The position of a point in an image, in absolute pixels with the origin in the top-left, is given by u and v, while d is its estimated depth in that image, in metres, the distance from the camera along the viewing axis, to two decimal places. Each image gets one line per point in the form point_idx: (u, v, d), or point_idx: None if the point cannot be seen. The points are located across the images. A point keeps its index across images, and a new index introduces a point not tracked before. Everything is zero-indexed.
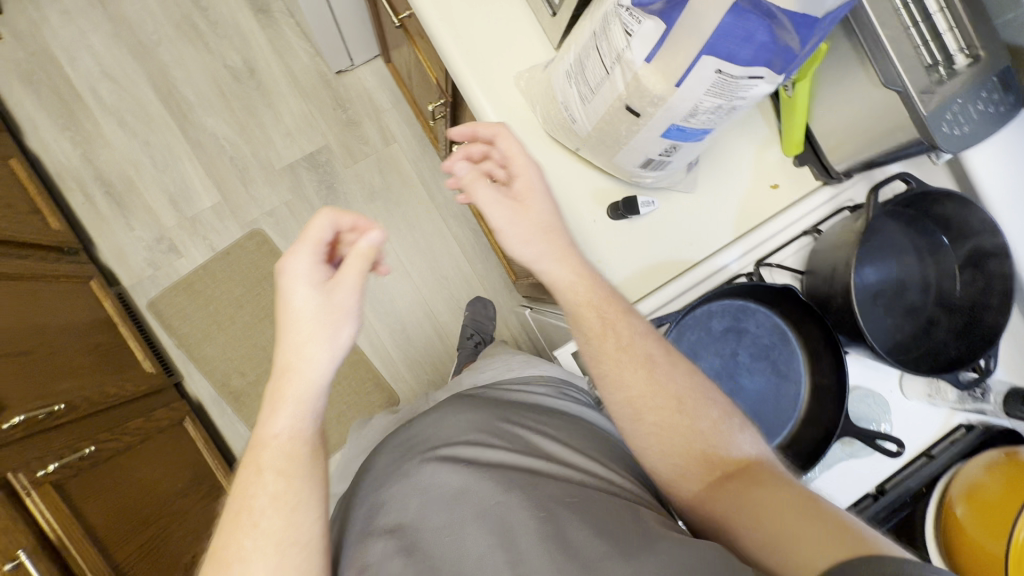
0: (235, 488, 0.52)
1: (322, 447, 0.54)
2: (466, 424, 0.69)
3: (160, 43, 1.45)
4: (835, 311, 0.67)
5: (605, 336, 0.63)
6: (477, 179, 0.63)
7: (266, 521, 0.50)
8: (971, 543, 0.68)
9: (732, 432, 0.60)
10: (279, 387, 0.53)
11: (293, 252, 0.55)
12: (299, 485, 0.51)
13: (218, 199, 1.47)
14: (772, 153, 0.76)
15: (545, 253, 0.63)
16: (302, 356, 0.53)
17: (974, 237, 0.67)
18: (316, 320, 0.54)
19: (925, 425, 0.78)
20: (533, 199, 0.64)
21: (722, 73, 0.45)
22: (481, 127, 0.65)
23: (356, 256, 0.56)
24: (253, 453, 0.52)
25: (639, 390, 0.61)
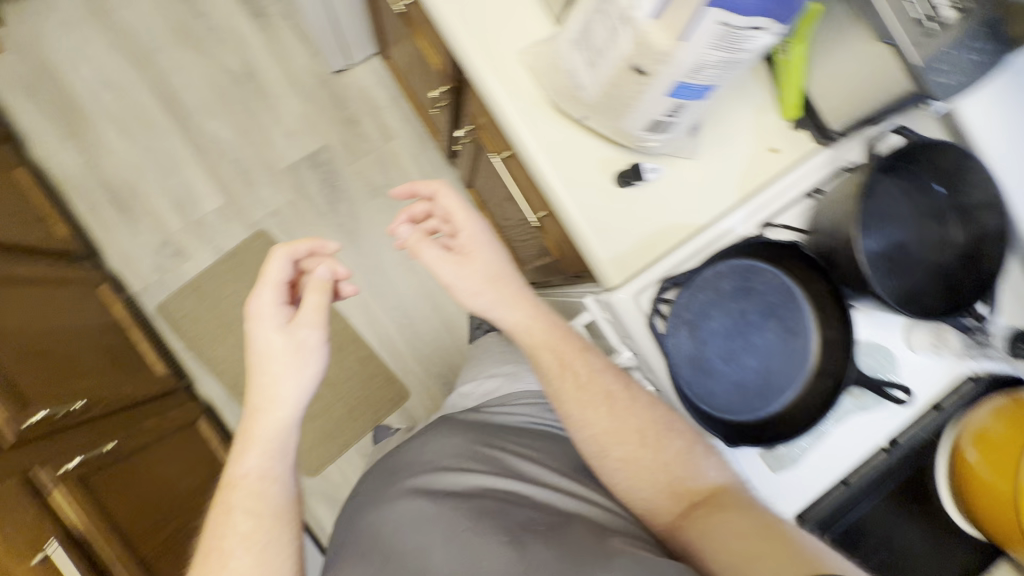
0: (210, 527, 0.64)
1: (285, 481, 0.67)
2: (450, 449, 0.77)
3: (159, 50, 1.47)
4: (840, 264, 0.69)
5: (563, 375, 0.74)
6: (422, 241, 0.76)
7: (238, 555, 0.61)
8: (981, 485, 0.71)
9: (701, 461, 0.70)
10: (252, 429, 0.67)
11: (256, 294, 0.69)
12: (265, 516, 0.63)
13: (222, 202, 1.48)
14: (771, 117, 0.79)
15: (496, 299, 0.76)
16: (271, 396, 0.67)
17: (970, 187, 0.70)
18: (284, 357, 0.67)
19: (932, 377, 0.80)
20: (477, 252, 0.76)
21: (726, 25, 0.48)
22: (419, 186, 0.77)
23: (315, 289, 0.70)
24: (225, 493, 0.65)
25: (603, 427, 0.72)
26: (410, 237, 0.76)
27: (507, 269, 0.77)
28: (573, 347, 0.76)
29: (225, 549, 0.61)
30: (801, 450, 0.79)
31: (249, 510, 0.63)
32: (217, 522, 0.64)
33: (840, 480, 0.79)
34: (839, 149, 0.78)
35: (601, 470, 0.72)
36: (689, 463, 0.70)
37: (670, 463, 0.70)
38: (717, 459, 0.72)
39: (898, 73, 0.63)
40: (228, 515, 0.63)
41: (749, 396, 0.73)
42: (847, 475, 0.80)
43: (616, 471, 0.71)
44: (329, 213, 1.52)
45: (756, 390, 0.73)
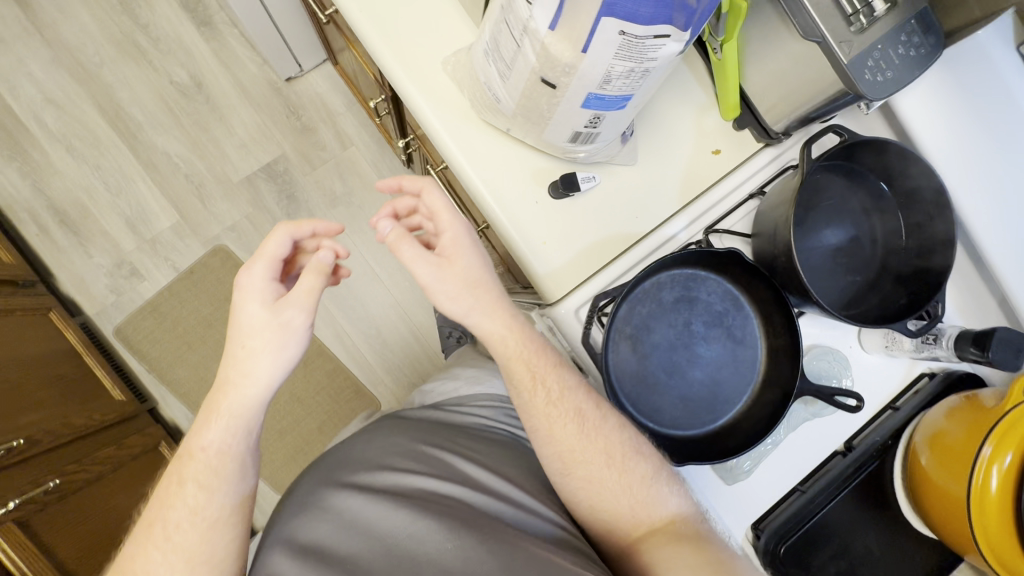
0: (155, 497, 0.60)
1: (242, 460, 0.62)
2: (391, 445, 0.73)
3: (101, 63, 1.41)
4: (781, 271, 0.67)
5: (535, 389, 0.66)
6: (404, 237, 0.61)
7: (180, 529, 0.58)
8: (936, 489, 0.70)
9: (660, 488, 0.66)
10: (216, 401, 0.61)
11: (247, 267, 0.62)
12: (216, 492, 0.60)
13: (176, 218, 1.44)
14: (711, 118, 0.76)
15: (476, 307, 0.64)
16: (242, 371, 0.60)
17: (914, 184, 0.67)
18: (263, 330, 0.60)
19: (886, 379, 0.79)
20: (460, 253, 0.63)
21: (626, 35, 0.45)
22: (407, 180, 0.67)
23: (312, 270, 0.63)
24: (180, 461, 0.60)
25: (568, 444, 0.66)
26: (391, 232, 0.61)
27: (490, 274, 0.65)
28: (552, 361, 0.67)
29: (169, 520, 0.59)
30: (753, 460, 0.78)
31: (199, 484, 0.59)
32: (165, 490, 0.60)
33: (795, 486, 0.78)
34: (781, 148, 0.75)
35: (562, 487, 0.67)
36: (651, 489, 0.66)
37: (630, 486, 0.66)
38: (679, 488, 0.68)
39: (829, 73, 0.60)
40: (177, 486, 0.59)
41: (696, 409, 0.72)
42: (801, 481, 0.79)
43: (573, 489, 0.67)
44: (288, 225, 1.48)
45: (703, 402, 0.72)
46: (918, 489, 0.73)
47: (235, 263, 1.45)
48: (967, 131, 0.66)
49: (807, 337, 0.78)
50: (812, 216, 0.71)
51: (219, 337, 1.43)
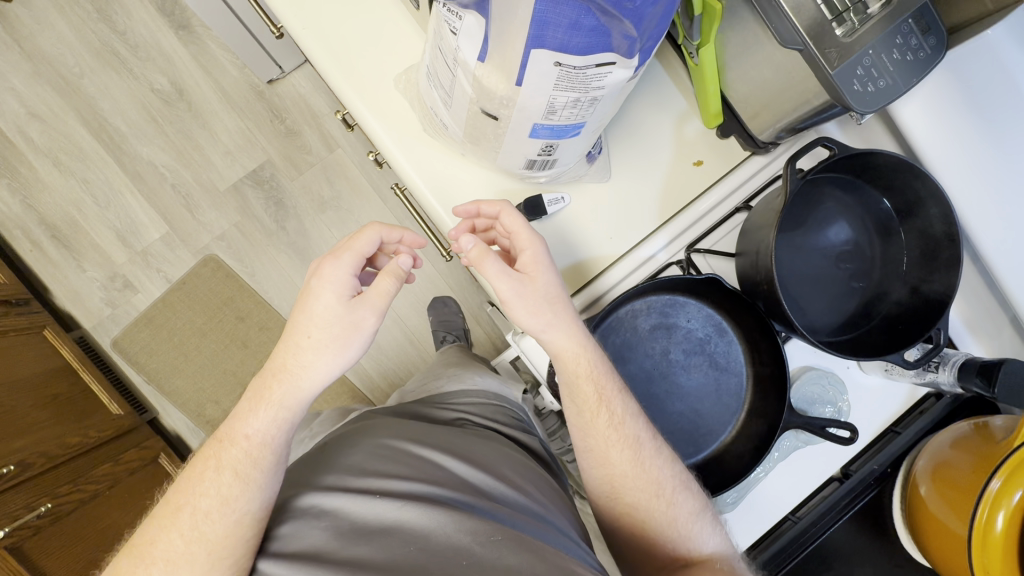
0: (178, 482, 0.51)
1: (284, 453, 0.53)
2: (380, 445, 0.58)
3: (83, 74, 1.39)
4: (764, 296, 0.62)
5: (598, 412, 0.60)
6: (486, 254, 0.54)
7: (209, 519, 0.49)
8: (937, 525, 0.63)
9: (704, 527, 0.60)
10: (268, 388, 0.53)
11: (332, 256, 0.55)
12: (251, 487, 0.50)
13: (166, 229, 1.42)
14: (692, 126, 0.70)
15: (554, 324, 0.58)
16: (302, 362, 0.53)
17: (918, 195, 0.61)
18: (331, 330, 0.53)
19: (889, 401, 0.73)
20: (542, 272, 0.57)
21: (562, 66, 0.43)
22: (485, 202, 0.60)
23: (389, 273, 0.56)
24: (218, 446, 0.52)
25: (621, 470, 0.60)
26: (473, 249, 0.54)
27: (566, 292, 0.60)
28: (618, 385, 0.61)
29: (199, 507, 0.49)
30: (739, 491, 0.72)
31: (235, 474, 0.50)
32: (193, 475, 0.51)
33: (787, 516, 0.73)
34: (771, 157, 0.69)
35: (604, 510, 0.63)
36: (692, 526, 0.60)
37: (674, 520, 0.60)
38: (722, 529, 0.61)
39: (812, 81, 0.53)
40: (213, 473, 0.50)
41: (677, 440, 0.70)
42: (794, 510, 0.73)
43: (615, 515, 0.62)
44: (277, 231, 1.43)
45: (684, 433, 0.70)
46: (918, 523, 0.66)
47: (225, 272, 1.42)
48: (973, 135, 0.59)
49: (797, 361, 0.73)
50: (800, 236, 0.66)
51: (215, 347, 1.42)
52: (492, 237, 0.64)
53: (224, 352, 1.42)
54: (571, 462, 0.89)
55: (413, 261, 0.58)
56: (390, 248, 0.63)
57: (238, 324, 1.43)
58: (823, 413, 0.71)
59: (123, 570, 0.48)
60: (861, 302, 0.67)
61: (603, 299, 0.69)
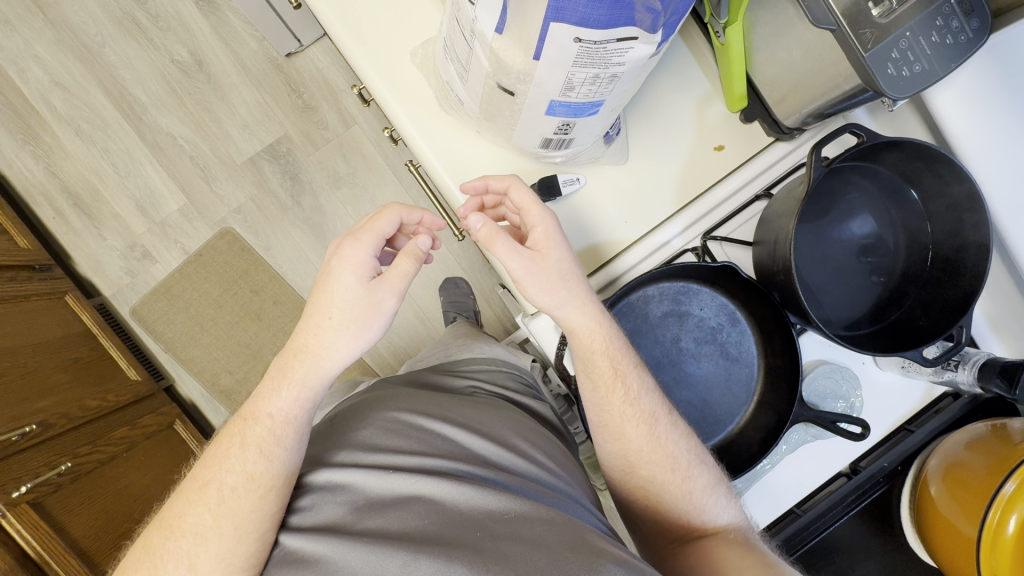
0: (203, 460, 0.52)
1: (307, 429, 0.54)
2: (391, 419, 0.58)
3: (105, 44, 1.39)
4: (780, 287, 0.60)
5: (614, 386, 0.59)
6: (497, 233, 0.54)
7: (236, 494, 0.49)
8: (945, 524, 0.62)
9: (718, 500, 0.60)
10: (289, 366, 0.54)
11: (352, 237, 0.55)
12: (276, 462, 0.51)
13: (184, 201, 1.43)
14: (714, 109, 0.68)
15: (568, 302, 0.57)
16: (323, 341, 0.53)
17: (947, 189, 0.59)
18: (351, 309, 0.53)
19: (903, 398, 0.72)
20: (554, 250, 0.57)
21: (582, 42, 0.41)
22: (494, 180, 0.59)
23: (406, 255, 0.56)
24: (244, 425, 0.52)
25: (635, 445, 0.61)
26: (482, 229, 0.54)
27: (580, 268, 0.59)
28: (632, 359, 0.60)
29: (226, 483, 0.50)
30: (743, 481, 0.72)
31: (260, 451, 0.51)
32: (219, 452, 0.51)
33: (792, 508, 0.72)
34: (796, 143, 0.67)
35: (618, 483, 0.64)
36: (707, 499, 0.60)
37: (688, 493, 0.60)
38: (736, 502, 0.62)
39: (845, 64, 0.51)
40: (239, 450, 0.51)
41: None
42: (800, 502, 0.73)
43: (629, 489, 0.63)
44: (292, 207, 1.44)
45: (692, 423, 0.69)
46: (924, 519, 0.66)
47: (241, 245, 1.44)
48: (1016, 126, 0.56)
49: (810, 353, 0.71)
50: (820, 226, 0.64)
51: (230, 319, 1.45)
52: (500, 214, 0.63)
53: (239, 323, 1.45)
54: (581, 442, 0.89)
55: (431, 239, 0.58)
56: (409, 228, 0.63)
57: (253, 297, 1.45)
58: (835, 408, 0.70)
59: (154, 543, 0.48)
60: (880, 296, 0.66)
61: (619, 281, 0.68)
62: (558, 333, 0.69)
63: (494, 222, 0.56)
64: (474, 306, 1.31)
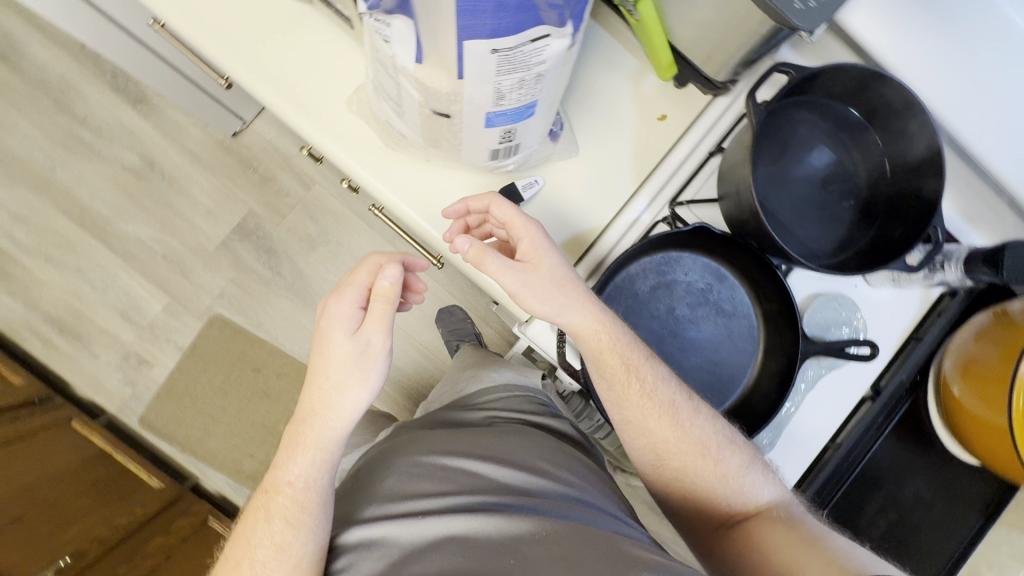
0: (234, 539, 0.52)
1: (329, 491, 0.54)
2: (414, 462, 0.59)
3: (55, 168, 1.40)
4: (756, 233, 0.62)
5: (629, 382, 0.60)
6: (485, 251, 0.56)
7: (269, 568, 0.49)
8: (975, 420, 0.63)
9: (756, 478, 0.60)
10: (300, 433, 0.53)
11: (335, 292, 0.55)
12: (304, 531, 0.51)
13: (167, 299, 1.43)
14: (648, 82, 0.70)
15: (568, 307, 0.58)
16: (328, 403, 0.53)
17: (885, 98, 0.60)
18: (347, 365, 0.53)
19: (905, 309, 0.72)
20: (544, 258, 0.58)
21: (499, 52, 0.40)
22: (472, 200, 0.60)
23: (376, 298, 0.53)
24: (266, 497, 0.52)
25: (662, 436, 0.61)
26: (469, 249, 0.56)
27: (576, 273, 0.60)
28: (642, 351, 0.61)
29: (257, 558, 0.50)
30: (773, 431, 0.71)
31: (286, 521, 0.51)
32: (247, 529, 0.52)
33: (827, 444, 0.72)
34: (734, 95, 0.68)
35: (652, 479, 0.64)
36: (743, 479, 0.60)
37: (723, 477, 0.60)
38: (775, 477, 0.61)
39: (757, 11, 0.53)
40: (265, 523, 0.51)
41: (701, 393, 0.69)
42: (833, 437, 0.72)
43: (664, 483, 0.63)
44: (274, 278, 1.44)
45: (707, 386, 0.69)
46: (954, 420, 0.67)
47: (233, 328, 1.44)
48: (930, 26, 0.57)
49: (804, 289, 0.71)
50: (779, 166, 0.65)
51: (239, 402, 1.44)
52: (486, 231, 0.65)
53: (248, 405, 1.43)
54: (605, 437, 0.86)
55: (400, 268, 0.54)
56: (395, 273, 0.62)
57: (256, 375, 1.44)
58: (840, 335, 0.70)
59: None
60: (853, 217, 0.67)
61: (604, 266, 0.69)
62: (556, 332, 0.69)
63: (480, 242, 0.58)
64: (474, 329, 1.32)
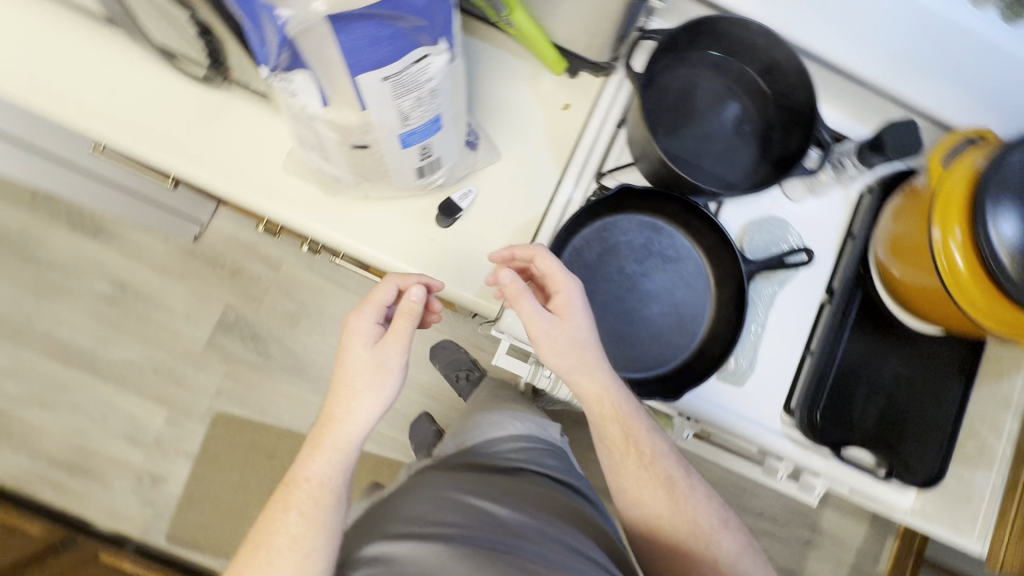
0: (255, 524, 0.54)
1: (343, 495, 0.56)
2: (442, 495, 0.64)
3: (32, 315, 1.44)
4: (672, 181, 0.69)
5: (628, 453, 0.66)
6: (522, 292, 0.63)
7: (278, 558, 0.51)
8: (921, 288, 0.68)
9: (743, 567, 0.65)
10: (321, 435, 0.57)
11: (356, 309, 0.61)
12: (317, 527, 0.53)
13: (167, 411, 1.45)
14: (545, 78, 0.77)
15: (579, 366, 0.63)
16: (346, 409, 0.57)
17: (745, 36, 0.68)
18: (365, 370, 0.58)
19: (831, 213, 0.79)
20: (574, 314, 0.63)
21: (388, 78, 0.46)
22: (518, 247, 0.67)
23: (403, 314, 0.60)
24: (286, 491, 0.55)
25: (660, 510, 0.66)
26: (510, 285, 0.62)
27: (596, 338, 0.65)
28: (644, 423, 0.67)
29: (273, 546, 0.52)
30: (749, 354, 0.76)
31: (302, 513, 0.53)
32: (267, 516, 0.54)
33: (803, 353, 0.76)
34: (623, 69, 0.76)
35: (644, 549, 0.69)
36: (731, 564, 0.65)
37: (713, 556, 0.65)
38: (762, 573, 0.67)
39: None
40: (282, 512, 0.54)
41: (673, 338, 0.74)
42: (807, 345, 0.77)
43: (655, 555, 0.68)
44: (265, 362, 1.47)
45: (676, 330, 0.74)
46: (908, 296, 0.71)
47: (238, 421, 1.45)
48: None
49: (737, 221, 0.77)
50: (678, 118, 0.72)
51: (260, 492, 1.44)
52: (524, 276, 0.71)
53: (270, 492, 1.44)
54: None
55: (424, 287, 0.62)
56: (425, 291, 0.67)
57: (271, 460, 1.45)
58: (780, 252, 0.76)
59: None
60: (756, 143, 0.73)
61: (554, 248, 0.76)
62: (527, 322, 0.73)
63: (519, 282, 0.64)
64: (469, 356, 1.38)
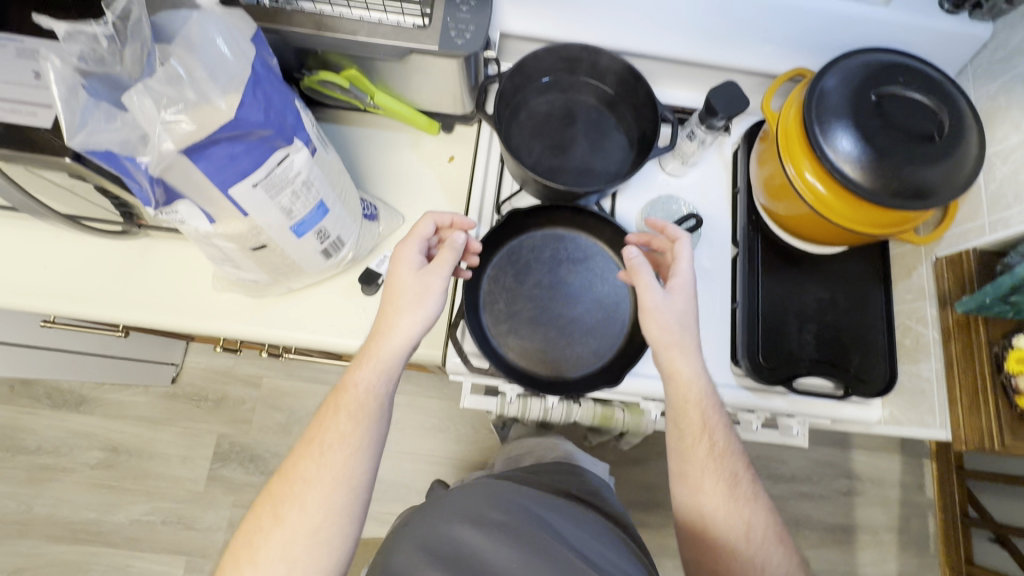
0: (316, 418, 0.62)
1: (386, 406, 0.63)
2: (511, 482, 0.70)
3: (31, 503, 1.44)
4: (549, 195, 0.76)
5: (700, 438, 0.64)
6: (643, 271, 0.67)
7: (329, 451, 0.59)
8: (806, 217, 0.73)
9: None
10: (371, 346, 0.64)
11: (403, 241, 0.68)
12: (362, 428, 0.60)
13: (184, 559, 1.43)
14: (426, 141, 0.86)
15: (675, 346, 0.65)
16: (392, 322, 0.64)
17: (573, 57, 0.78)
18: (408, 289, 0.64)
19: (712, 177, 0.87)
20: (682, 297, 0.67)
21: (257, 183, 0.53)
22: (667, 225, 0.72)
23: (446, 245, 0.66)
24: (337, 393, 0.62)
25: (717, 503, 0.63)
26: (635, 258, 0.67)
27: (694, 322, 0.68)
28: (720, 419, 0.66)
29: (325, 440, 0.60)
30: None
31: (350, 414, 0.61)
32: (325, 415, 0.61)
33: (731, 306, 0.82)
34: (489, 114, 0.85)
35: (686, 528, 0.66)
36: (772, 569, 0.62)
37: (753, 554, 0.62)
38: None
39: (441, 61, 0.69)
40: (335, 413, 0.61)
41: (606, 329, 0.78)
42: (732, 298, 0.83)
43: (695, 539, 0.65)
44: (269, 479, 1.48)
45: (605, 321, 0.78)
46: (804, 229, 0.77)
47: None
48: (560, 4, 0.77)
49: (631, 210, 0.85)
50: (546, 138, 0.80)
51: None
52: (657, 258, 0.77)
53: None
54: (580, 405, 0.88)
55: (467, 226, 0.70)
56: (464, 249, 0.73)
57: None
58: None
59: (276, 486, 0.59)
60: (620, 139, 0.82)
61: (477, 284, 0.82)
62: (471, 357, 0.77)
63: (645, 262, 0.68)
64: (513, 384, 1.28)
